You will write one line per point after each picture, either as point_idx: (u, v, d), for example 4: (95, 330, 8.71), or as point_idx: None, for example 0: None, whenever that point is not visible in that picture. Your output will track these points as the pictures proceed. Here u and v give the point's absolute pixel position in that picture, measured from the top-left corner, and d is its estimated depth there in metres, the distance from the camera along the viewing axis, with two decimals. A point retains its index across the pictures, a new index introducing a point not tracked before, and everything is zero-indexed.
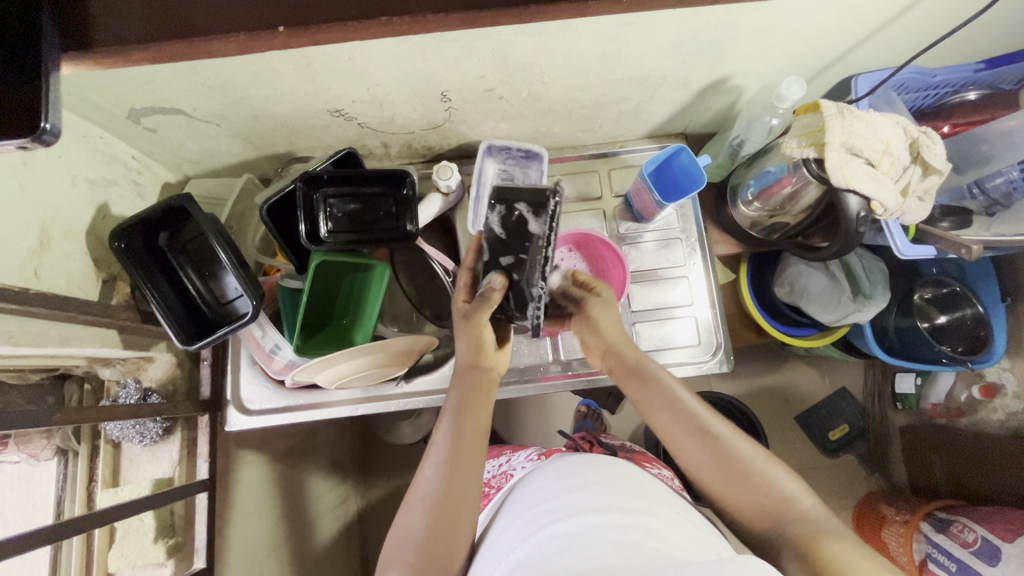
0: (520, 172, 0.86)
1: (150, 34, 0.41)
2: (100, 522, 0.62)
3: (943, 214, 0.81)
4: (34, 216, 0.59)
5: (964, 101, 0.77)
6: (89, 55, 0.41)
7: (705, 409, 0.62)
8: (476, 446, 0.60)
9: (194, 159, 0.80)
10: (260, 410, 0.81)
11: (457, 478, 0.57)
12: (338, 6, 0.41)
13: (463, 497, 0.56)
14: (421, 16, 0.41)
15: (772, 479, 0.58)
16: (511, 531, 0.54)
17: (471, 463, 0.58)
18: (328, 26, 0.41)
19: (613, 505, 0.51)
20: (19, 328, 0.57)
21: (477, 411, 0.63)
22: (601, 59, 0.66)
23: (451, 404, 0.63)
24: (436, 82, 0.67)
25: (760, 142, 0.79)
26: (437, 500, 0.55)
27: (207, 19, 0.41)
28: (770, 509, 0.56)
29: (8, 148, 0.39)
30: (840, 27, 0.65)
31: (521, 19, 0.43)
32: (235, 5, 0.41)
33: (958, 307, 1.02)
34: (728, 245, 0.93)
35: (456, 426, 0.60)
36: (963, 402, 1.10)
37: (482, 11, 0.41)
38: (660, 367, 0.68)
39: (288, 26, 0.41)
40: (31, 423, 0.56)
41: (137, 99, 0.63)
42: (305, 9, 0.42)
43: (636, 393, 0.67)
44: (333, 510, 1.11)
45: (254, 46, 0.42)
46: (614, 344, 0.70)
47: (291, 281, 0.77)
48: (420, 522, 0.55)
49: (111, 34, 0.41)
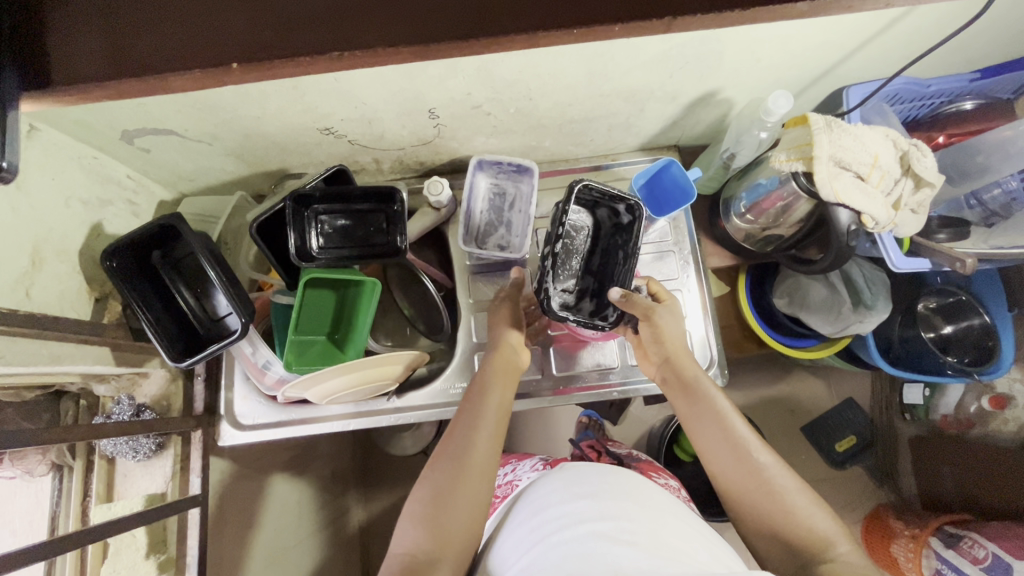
0: (513, 185, 0.86)
1: (111, 72, 0.40)
2: (91, 539, 0.63)
3: (941, 226, 0.78)
4: (26, 238, 0.60)
5: (960, 111, 0.76)
6: (50, 93, 0.40)
7: (753, 438, 0.63)
8: (499, 418, 0.65)
9: (189, 177, 0.81)
10: (252, 425, 0.83)
11: (474, 442, 0.62)
12: (289, 40, 0.39)
13: (476, 463, 0.60)
14: (372, 50, 0.39)
15: (808, 518, 0.57)
16: (520, 536, 0.55)
17: (494, 432, 0.63)
18: (286, 61, 0.39)
19: (620, 512, 0.52)
20: (9, 349, 0.58)
21: (503, 389, 0.68)
22: (586, 76, 0.66)
23: (479, 381, 0.70)
24: (422, 100, 0.67)
25: (750, 155, 0.78)
26: (460, 462, 0.60)
27: (164, 58, 0.40)
28: (803, 544, 0.56)
29: None
30: (825, 41, 0.64)
31: (475, 52, 0.40)
32: (195, 37, 0.40)
33: (964, 316, 1.00)
34: (722, 257, 0.93)
35: (484, 399, 0.67)
36: (973, 413, 1.10)
37: (429, 45, 0.39)
38: (715, 390, 0.68)
39: (243, 62, 0.39)
40: (22, 442, 0.57)
41: (130, 122, 0.64)
42: (257, 42, 0.40)
43: (685, 407, 0.68)
44: (329, 523, 1.11)
45: (209, 83, 0.40)
46: (672, 353, 0.72)
47: (282, 298, 0.79)
48: (443, 475, 0.59)
49: (71, 76, 0.40)
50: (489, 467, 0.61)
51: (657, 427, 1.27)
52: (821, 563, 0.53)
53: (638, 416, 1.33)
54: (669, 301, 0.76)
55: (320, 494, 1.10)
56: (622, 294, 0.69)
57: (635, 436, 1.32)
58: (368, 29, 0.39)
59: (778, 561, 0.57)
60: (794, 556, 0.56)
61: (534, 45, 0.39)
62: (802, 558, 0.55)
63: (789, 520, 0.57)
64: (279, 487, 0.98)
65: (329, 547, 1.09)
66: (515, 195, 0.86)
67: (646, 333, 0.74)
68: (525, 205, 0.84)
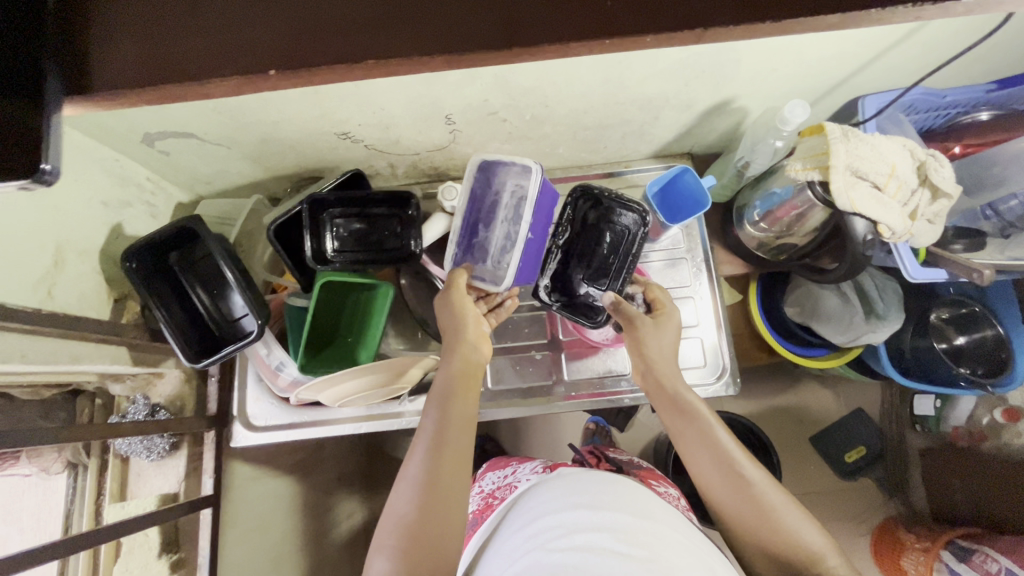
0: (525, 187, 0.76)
1: (147, 78, 0.39)
2: (106, 537, 0.63)
3: (955, 236, 0.79)
4: (49, 239, 0.61)
5: (976, 121, 0.75)
6: (90, 98, 0.39)
7: (740, 451, 0.61)
8: (463, 426, 0.60)
9: (206, 180, 0.82)
10: (265, 427, 0.82)
11: (437, 478, 0.56)
12: (325, 42, 0.39)
13: (446, 497, 0.55)
14: (410, 59, 0.38)
15: (797, 536, 0.56)
16: (512, 543, 0.57)
17: (457, 443, 0.58)
18: (318, 69, 0.39)
19: (619, 522, 0.54)
20: (30, 347, 0.58)
21: (465, 396, 0.63)
22: (603, 84, 0.67)
23: (437, 390, 0.63)
24: (439, 106, 0.68)
25: (765, 163, 0.78)
26: (425, 488, 0.55)
27: (204, 62, 0.39)
28: (789, 560, 0.55)
29: (8, 189, 0.38)
30: (843, 51, 0.65)
31: (515, 60, 0.39)
32: (227, 46, 0.39)
33: (978, 328, 0.98)
34: (735, 265, 0.93)
35: (442, 411, 0.61)
36: (986, 426, 1.09)
37: (466, 51, 0.38)
38: (701, 401, 0.66)
39: (280, 69, 0.39)
40: (40, 440, 0.57)
41: (151, 125, 0.65)
42: (295, 44, 0.39)
43: (672, 423, 0.66)
44: (339, 525, 1.12)
45: (250, 89, 0.40)
46: (654, 367, 0.69)
47: (297, 299, 0.80)
48: (409, 505, 0.55)
49: (115, 78, 0.39)
50: (457, 496, 0.56)
51: (665, 435, 1.27)
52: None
53: (646, 423, 1.32)
54: (666, 310, 0.74)
55: (329, 496, 1.10)
56: (613, 299, 0.73)
57: (642, 443, 1.32)
58: (403, 33, 0.38)
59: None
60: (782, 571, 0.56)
61: (560, 54, 0.39)
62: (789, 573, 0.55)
63: (781, 541, 0.56)
64: (288, 489, 0.98)
65: (336, 549, 1.09)
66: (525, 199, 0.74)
67: (632, 348, 0.73)
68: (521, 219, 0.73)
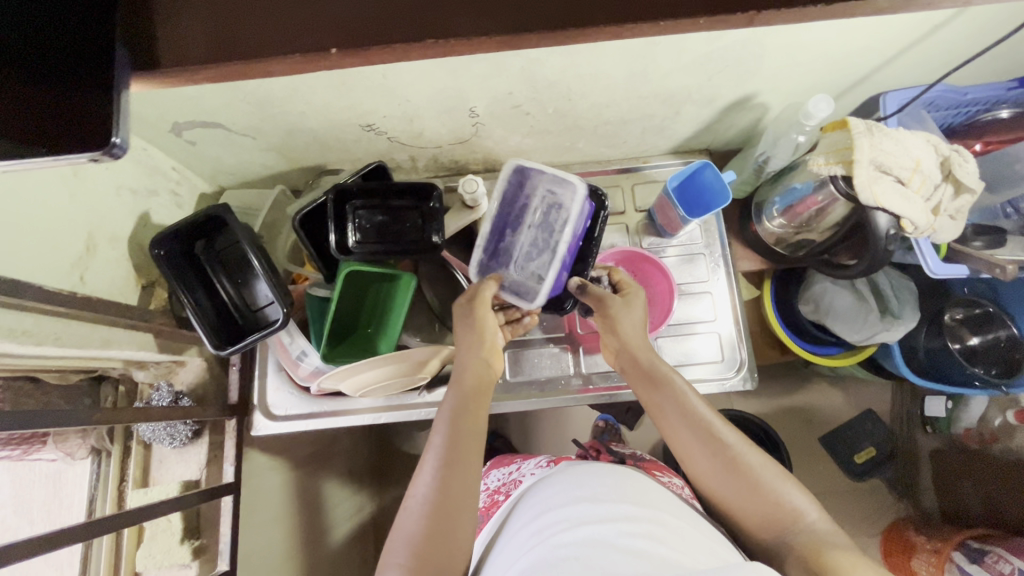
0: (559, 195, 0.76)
1: (211, 54, 0.39)
2: (133, 520, 0.64)
3: (975, 233, 0.79)
4: (81, 224, 0.62)
5: (997, 119, 0.75)
6: (155, 75, 0.40)
7: (716, 417, 0.61)
8: (472, 443, 0.60)
9: (230, 171, 0.83)
10: (285, 416, 0.83)
11: (447, 499, 0.55)
12: (383, 21, 0.39)
13: (458, 518, 0.55)
14: (469, 38, 0.39)
15: (782, 495, 0.56)
16: (518, 541, 0.56)
17: (466, 465, 0.58)
18: (375, 47, 0.39)
19: (621, 514, 0.53)
20: (63, 329, 0.59)
21: (474, 415, 0.62)
22: (628, 77, 0.67)
23: (448, 407, 0.63)
24: (464, 98, 0.69)
25: (786, 159, 0.79)
26: (435, 508, 0.55)
27: (261, 40, 0.39)
28: (774, 519, 0.56)
29: (79, 162, 0.38)
30: (866, 46, 0.65)
31: (570, 41, 0.40)
32: (286, 25, 0.39)
33: (991, 328, 0.98)
34: (752, 262, 0.93)
35: (452, 429, 0.60)
36: (997, 427, 1.06)
37: (524, 32, 0.39)
38: (675, 372, 0.66)
39: (341, 47, 0.39)
40: (73, 422, 0.58)
41: (181, 114, 0.66)
42: (357, 23, 0.39)
43: (647, 394, 0.66)
44: (351, 517, 1.12)
45: (308, 68, 0.40)
46: (629, 343, 0.69)
47: (319, 290, 0.80)
48: (418, 522, 0.54)
49: (176, 53, 0.39)
50: (467, 515, 0.56)
51: None
52: (795, 538, 0.54)
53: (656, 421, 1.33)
54: (632, 290, 0.74)
55: (341, 489, 1.10)
56: (578, 282, 0.74)
57: (652, 441, 1.32)
58: (459, 13, 0.39)
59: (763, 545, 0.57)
60: (774, 537, 0.55)
61: (615, 37, 0.39)
62: (778, 536, 0.55)
63: (766, 503, 0.56)
64: (302, 480, 0.99)
65: (347, 541, 1.09)
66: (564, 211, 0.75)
67: (603, 325, 0.72)
68: (561, 229, 0.74)
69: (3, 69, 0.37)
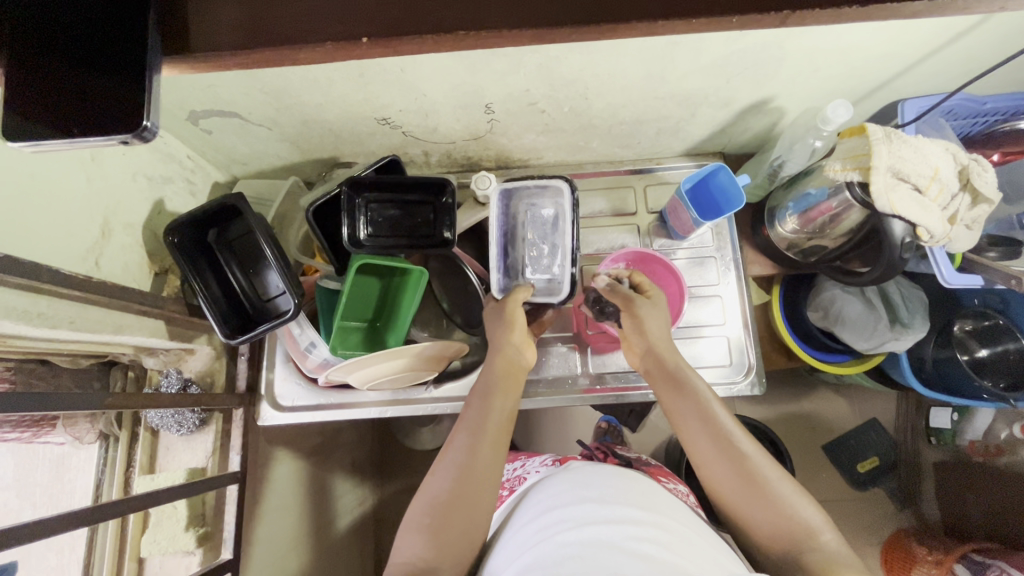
0: (545, 201, 0.78)
1: (237, 40, 0.39)
2: (140, 505, 0.64)
3: (990, 244, 0.78)
4: (97, 209, 0.63)
5: (1015, 130, 0.75)
6: (186, 59, 0.39)
7: (737, 428, 0.61)
8: (501, 420, 0.63)
9: (244, 161, 0.83)
10: (292, 407, 0.83)
11: (471, 467, 0.59)
12: (415, 14, 0.39)
13: (478, 482, 0.58)
14: (497, 31, 0.39)
15: (795, 512, 0.56)
16: (522, 535, 0.56)
17: (494, 440, 0.61)
18: (404, 38, 0.39)
19: (627, 517, 0.53)
20: (78, 314, 0.59)
21: (505, 395, 0.65)
22: (644, 78, 0.67)
23: (479, 388, 0.67)
24: (481, 95, 0.69)
25: (801, 164, 0.79)
26: (460, 474, 0.58)
27: (288, 27, 0.39)
28: (785, 535, 0.55)
29: (107, 145, 0.38)
30: (887, 53, 0.65)
31: (595, 37, 0.40)
32: (319, 15, 0.39)
33: (998, 341, 0.98)
34: (763, 266, 0.92)
35: (483, 406, 0.64)
36: (1003, 440, 1.06)
37: (553, 26, 0.39)
38: (698, 377, 0.66)
39: (372, 37, 0.39)
40: (82, 405, 0.58)
41: (199, 102, 0.66)
42: (388, 13, 0.39)
43: (668, 398, 0.66)
44: (350, 511, 1.12)
45: (336, 56, 0.40)
46: (654, 345, 0.69)
47: (330, 283, 0.80)
48: (443, 486, 0.58)
49: (204, 38, 0.39)
50: (489, 484, 0.59)
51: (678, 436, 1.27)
52: (805, 556, 0.53)
53: (658, 424, 1.32)
54: (654, 293, 0.74)
55: (341, 482, 1.11)
56: (606, 281, 0.76)
57: (654, 443, 1.31)
58: (489, 6, 0.39)
59: (773, 557, 0.56)
60: (785, 554, 0.55)
61: (645, 35, 0.39)
62: (788, 553, 0.54)
63: (780, 521, 0.56)
64: (305, 472, 0.99)
65: (346, 533, 1.10)
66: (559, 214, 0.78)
67: (628, 325, 0.72)
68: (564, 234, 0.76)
69: (38, 52, 0.37)
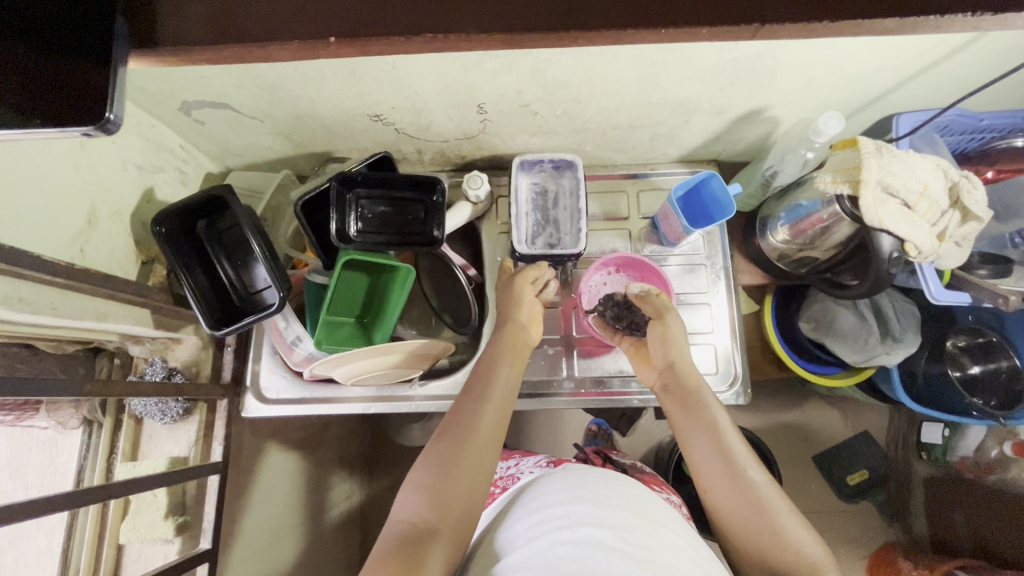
0: (554, 181, 0.84)
1: (211, 36, 0.40)
2: (119, 492, 0.64)
3: (981, 261, 0.77)
4: (85, 196, 0.63)
5: (1012, 147, 0.74)
6: (157, 49, 0.40)
7: (745, 453, 0.61)
8: (509, 385, 0.66)
9: (237, 152, 0.83)
10: (276, 400, 0.83)
11: (478, 421, 0.60)
12: (386, 15, 0.39)
13: (485, 431, 0.60)
14: (467, 34, 0.39)
15: (795, 542, 0.55)
16: (516, 530, 0.56)
17: (502, 401, 0.63)
18: (374, 39, 0.39)
19: (619, 521, 0.52)
20: (60, 300, 0.60)
21: (512, 366, 0.68)
22: (636, 83, 0.67)
23: (490, 357, 0.70)
24: (474, 94, 0.69)
25: (794, 174, 0.79)
26: (468, 427, 0.60)
27: (262, 26, 0.40)
28: (782, 565, 0.55)
29: (73, 136, 0.39)
30: (881, 66, 0.64)
31: (564, 43, 0.40)
32: (289, 14, 0.39)
33: (993, 358, 0.97)
34: (754, 276, 0.92)
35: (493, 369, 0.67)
36: (994, 458, 1.06)
37: (522, 31, 0.39)
38: (714, 401, 0.66)
39: (339, 35, 0.39)
40: (65, 391, 0.58)
41: (190, 92, 0.66)
42: (358, 13, 0.39)
43: (682, 415, 0.66)
44: (334, 506, 1.12)
45: (308, 54, 0.40)
46: (672, 363, 0.71)
47: (319, 276, 0.82)
48: (451, 440, 0.59)
49: (175, 33, 0.40)
50: (495, 443, 0.60)
51: (667, 443, 1.26)
52: None
53: (649, 429, 1.32)
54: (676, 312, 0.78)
55: (327, 477, 1.11)
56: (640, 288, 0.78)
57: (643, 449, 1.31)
58: (459, 10, 0.39)
59: None
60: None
61: (615, 42, 0.39)
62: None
63: (778, 550, 0.55)
64: (290, 464, 0.99)
65: (330, 529, 1.10)
66: (561, 193, 0.84)
67: (653, 334, 0.74)
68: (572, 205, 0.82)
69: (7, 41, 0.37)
